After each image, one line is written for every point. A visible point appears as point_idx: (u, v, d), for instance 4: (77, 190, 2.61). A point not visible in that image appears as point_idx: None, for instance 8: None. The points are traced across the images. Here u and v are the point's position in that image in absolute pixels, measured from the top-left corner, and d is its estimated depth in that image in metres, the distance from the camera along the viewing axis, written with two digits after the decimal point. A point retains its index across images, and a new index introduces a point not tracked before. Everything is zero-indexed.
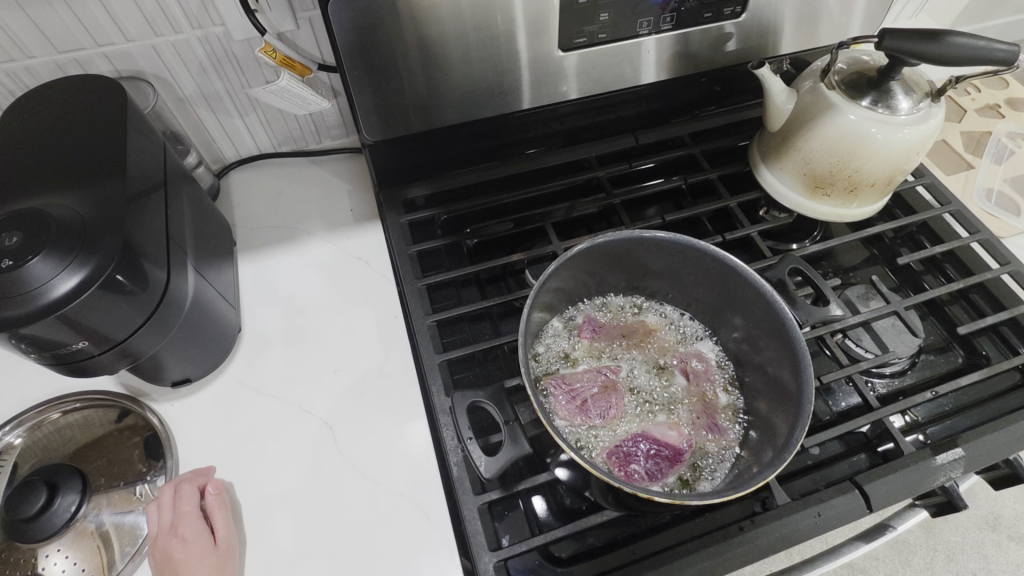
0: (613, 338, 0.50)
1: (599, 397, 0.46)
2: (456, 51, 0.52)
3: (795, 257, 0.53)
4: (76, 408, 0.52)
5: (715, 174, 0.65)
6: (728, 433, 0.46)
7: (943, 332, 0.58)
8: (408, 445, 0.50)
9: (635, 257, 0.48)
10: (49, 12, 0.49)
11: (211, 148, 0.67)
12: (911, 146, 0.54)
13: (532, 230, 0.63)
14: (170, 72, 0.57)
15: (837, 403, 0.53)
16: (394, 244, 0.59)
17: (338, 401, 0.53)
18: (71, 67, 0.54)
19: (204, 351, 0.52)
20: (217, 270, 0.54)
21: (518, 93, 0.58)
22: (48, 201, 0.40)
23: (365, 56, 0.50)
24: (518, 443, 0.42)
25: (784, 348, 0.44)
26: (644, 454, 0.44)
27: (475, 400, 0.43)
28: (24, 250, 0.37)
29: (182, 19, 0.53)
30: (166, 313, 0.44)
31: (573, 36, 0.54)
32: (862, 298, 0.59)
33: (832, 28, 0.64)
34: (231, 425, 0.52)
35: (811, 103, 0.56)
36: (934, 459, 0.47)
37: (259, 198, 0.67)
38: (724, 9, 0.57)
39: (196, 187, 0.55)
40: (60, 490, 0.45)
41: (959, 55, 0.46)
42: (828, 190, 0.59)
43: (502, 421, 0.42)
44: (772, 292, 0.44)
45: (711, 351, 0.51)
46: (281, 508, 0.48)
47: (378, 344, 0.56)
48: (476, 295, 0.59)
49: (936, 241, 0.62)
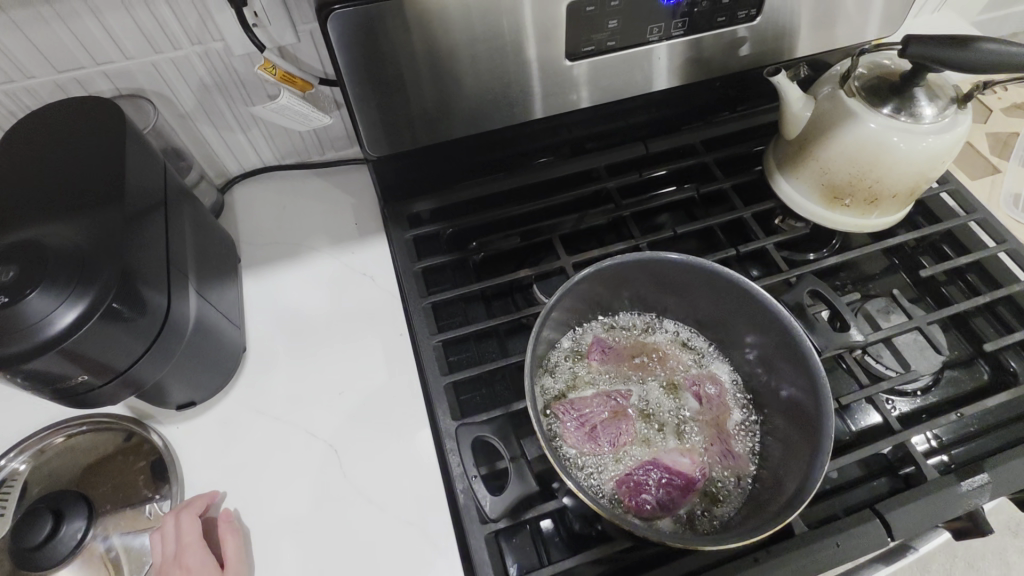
0: (622, 360, 0.48)
1: (608, 423, 0.45)
2: (466, 61, 0.51)
3: (813, 278, 0.52)
4: (83, 432, 0.52)
5: (728, 183, 0.63)
6: (743, 461, 0.45)
7: (967, 347, 0.56)
8: (414, 469, 0.50)
9: (646, 279, 0.47)
10: (48, 32, 0.48)
11: (215, 163, 0.66)
12: (935, 155, 0.51)
13: (539, 244, 0.61)
14: (171, 89, 0.56)
15: (856, 422, 0.52)
16: (399, 260, 0.57)
17: (342, 423, 0.52)
18: (72, 86, 0.53)
19: (207, 373, 0.51)
20: (219, 290, 0.54)
21: (526, 105, 0.57)
22: (43, 231, 0.39)
23: (368, 71, 0.49)
24: (524, 481, 0.42)
25: (803, 375, 0.42)
26: (657, 483, 0.43)
27: (480, 433, 0.45)
28: (22, 284, 0.36)
29: (181, 35, 0.52)
30: (168, 340, 0.44)
31: (581, 44, 0.53)
32: (883, 312, 0.57)
33: (850, 29, 0.61)
34: (236, 448, 0.51)
35: (831, 110, 0.53)
36: (959, 485, 0.46)
37: (263, 212, 0.66)
38: (738, 12, 0.56)
39: (198, 204, 0.54)
40: (67, 516, 0.45)
41: (994, 61, 0.43)
42: (847, 201, 0.57)
43: (508, 459, 0.41)
44: (788, 316, 0.43)
45: (726, 373, 0.49)
46: (287, 535, 0.47)
47: (384, 364, 0.55)
48: (483, 312, 0.57)
49: (960, 250, 0.60)
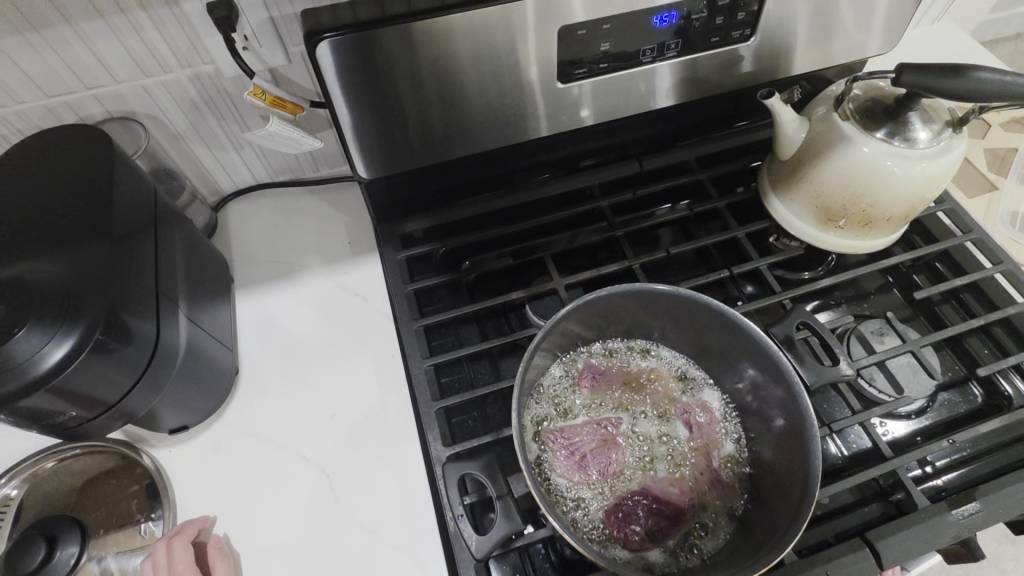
0: (613, 387, 0.48)
1: (598, 452, 0.45)
2: (457, 85, 0.50)
3: (803, 311, 0.51)
4: (77, 453, 0.52)
5: (723, 202, 0.62)
6: (733, 490, 0.45)
7: (960, 368, 0.56)
8: (406, 494, 0.50)
9: (637, 306, 0.47)
10: (36, 58, 0.48)
11: (208, 181, 0.66)
12: (929, 180, 0.51)
13: (532, 263, 0.61)
14: (163, 110, 0.56)
15: (849, 446, 0.52)
16: (391, 282, 0.57)
17: (335, 447, 0.52)
18: (63, 110, 0.53)
19: (199, 398, 0.51)
20: (211, 314, 0.54)
21: (519, 126, 0.56)
22: (31, 267, 0.39)
23: (359, 96, 0.49)
24: (510, 518, 0.42)
25: (792, 408, 0.42)
26: (646, 514, 0.43)
27: (465, 471, 0.45)
28: (10, 323, 0.36)
29: (171, 58, 0.52)
30: (159, 370, 0.44)
31: (573, 67, 0.52)
32: (877, 334, 0.57)
33: (846, 46, 0.61)
34: (229, 473, 0.52)
35: (824, 133, 0.53)
36: (949, 513, 0.46)
37: (256, 230, 0.66)
38: (732, 32, 0.55)
39: (190, 226, 0.54)
40: (60, 543, 0.46)
41: (988, 89, 0.42)
42: (841, 223, 0.56)
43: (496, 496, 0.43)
44: (776, 348, 0.43)
45: (717, 400, 0.49)
46: (279, 561, 0.47)
47: (377, 387, 0.55)
48: (475, 334, 0.57)
49: (956, 271, 0.60)
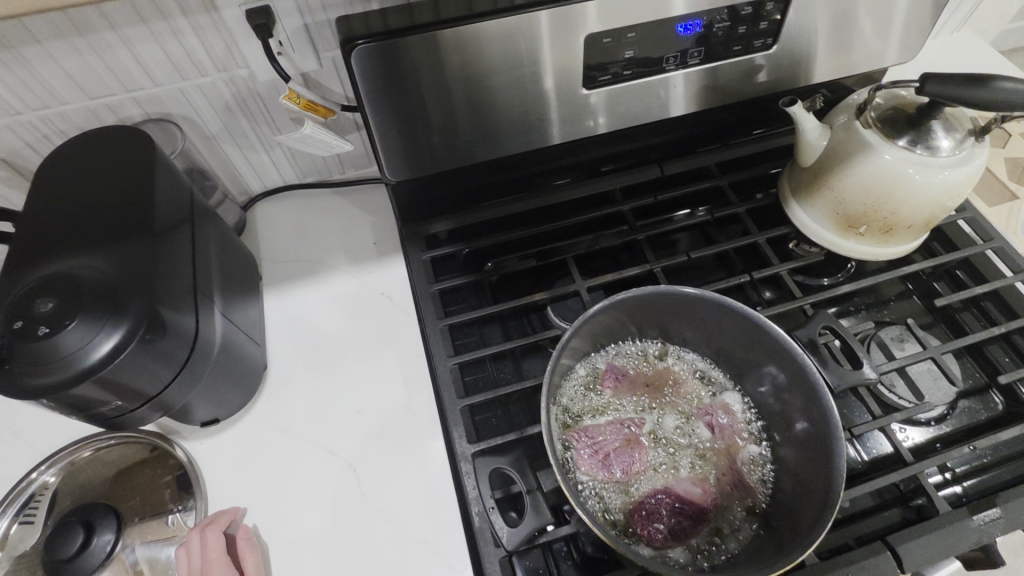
0: (636, 388, 0.49)
1: (621, 451, 0.46)
2: (486, 90, 0.52)
3: (827, 315, 0.52)
4: (112, 444, 0.54)
5: (743, 208, 0.63)
6: (754, 491, 0.45)
7: (981, 376, 0.56)
8: (430, 489, 0.51)
9: (661, 308, 0.48)
10: (82, 62, 0.49)
11: (238, 181, 0.68)
12: (951, 188, 0.51)
13: (554, 265, 0.62)
14: (198, 113, 0.58)
15: (869, 450, 0.52)
16: (416, 281, 0.59)
17: (361, 442, 0.54)
18: (103, 111, 0.55)
19: (230, 392, 0.53)
20: (242, 310, 0.55)
21: (544, 131, 0.57)
22: (79, 262, 0.41)
23: (390, 100, 0.50)
24: (539, 514, 0.43)
25: (816, 411, 0.43)
26: (668, 513, 0.44)
27: (497, 466, 0.46)
28: (60, 315, 0.38)
29: (209, 63, 0.53)
30: (196, 364, 0.45)
31: (597, 73, 0.54)
32: (897, 340, 0.57)
33: (867, 55, 0.61)
34: (258, 466, 0.53)
35: (846, 140, 0.54)
36: (970, 519, 0.46)
37: (284, 230, 0.67)
38: (754, 41, 0.56)
39: (222, 224, 0.55)
40: (97, 529, 0.47)
41: (1012, 99, 0.43)
42: (862, 229, 0.57)
43: (525, 489, 0.43)
44: (800, 351, 0.44)
45: (738, 403, 0.49)
46: (307, 552, 0.48)
47: (401, 385, 0.57)
48: (499, 334, 0.58)
49: (977, 278, 0.60)
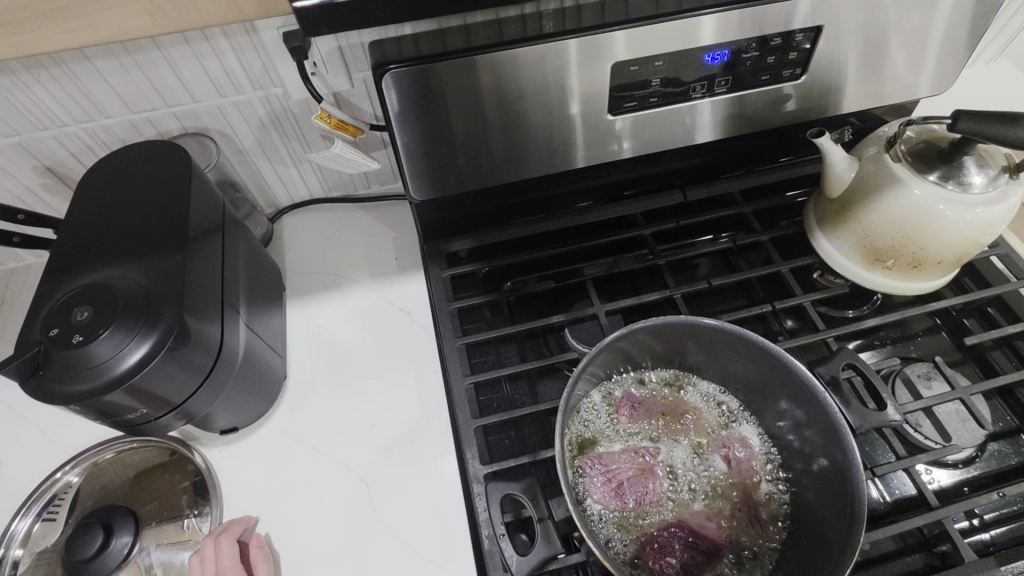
0: (652, 416, 0.49)
1: (635, 480, 0.45)
2: (512, 114, 0.52)
3: (851, 351, 0.51)
4: (134, 447, 0.55)
5: (767, 236, 0.62)
6: (770, 529, 0.44)
7: (1011, 419, 0.54)
8: (441, 508, 0.51)
9: (680, 337, 0.48)
10: (127, 78, 0.52)
11: (267, 194, 0.70)
12: (983, 224, 0.50)
13: (574, 287, 0.62)
14: (232, 128, 0.60)
15: (892, 491, 0.50)
16: (436, 298, 0.59)
17: (375, 457, 0.54)
18: (144, 125, 0.57)
19: (250, 402, 0.54)
20: (266, 321, 0.56)
21: (568, 155, 0.58)
22: (115, 272, 0.42)
23: (418, 121, 0.51)
24: (551, 544, 0.43)
25: (838, 451, 0.42)
26: (681, 547, 0.43)
27: (508, 492, 0.46)
28: (94, 325, 0.39)
29: (246, 81, 0.55)
30: (220, 374, 0.46)
31: (623, 100, 0.54)
32: (924, 377, 0.56)
33: (899, 86, 0.61)
34: (273, 476, 0.54)
35: (875, 173, 0.53)
36: (997, 570, 0.44)
37: (309, 243, 0.69)
38: (783, 71, 0.56)
39: (251, 236, 0.57)
40: (115, 532, 0.48)
41: None
42: (889, 263, 0.56)
43: (537, 519, 0.44)
44: (821, 388, 0.43)
45: (756, 437, 0.48)
46: (317, 564, 0.49)
47: (417, 401, 0.57)
48: (515, 354, 0.58)
49: (1010, 317, 0.58)
